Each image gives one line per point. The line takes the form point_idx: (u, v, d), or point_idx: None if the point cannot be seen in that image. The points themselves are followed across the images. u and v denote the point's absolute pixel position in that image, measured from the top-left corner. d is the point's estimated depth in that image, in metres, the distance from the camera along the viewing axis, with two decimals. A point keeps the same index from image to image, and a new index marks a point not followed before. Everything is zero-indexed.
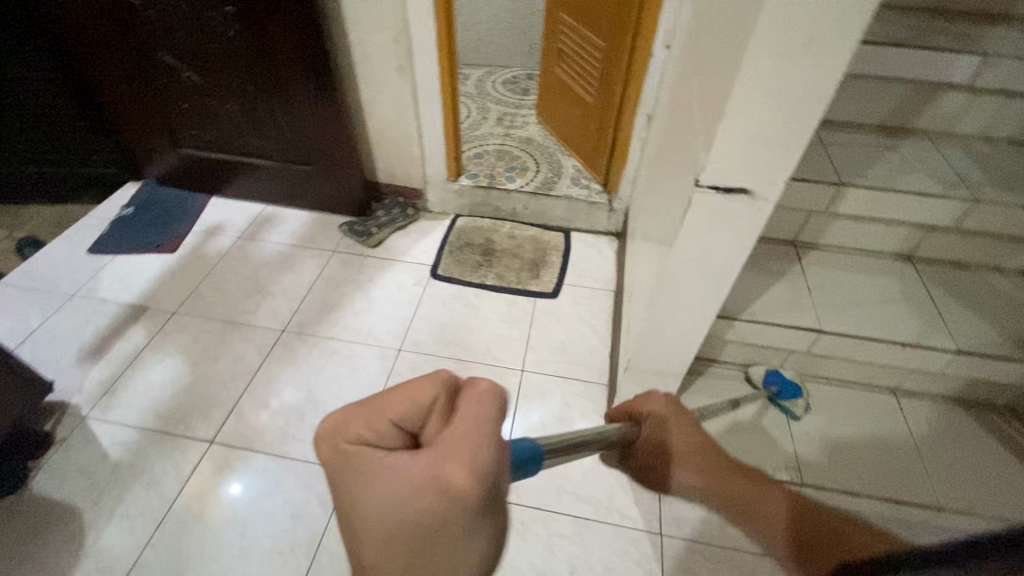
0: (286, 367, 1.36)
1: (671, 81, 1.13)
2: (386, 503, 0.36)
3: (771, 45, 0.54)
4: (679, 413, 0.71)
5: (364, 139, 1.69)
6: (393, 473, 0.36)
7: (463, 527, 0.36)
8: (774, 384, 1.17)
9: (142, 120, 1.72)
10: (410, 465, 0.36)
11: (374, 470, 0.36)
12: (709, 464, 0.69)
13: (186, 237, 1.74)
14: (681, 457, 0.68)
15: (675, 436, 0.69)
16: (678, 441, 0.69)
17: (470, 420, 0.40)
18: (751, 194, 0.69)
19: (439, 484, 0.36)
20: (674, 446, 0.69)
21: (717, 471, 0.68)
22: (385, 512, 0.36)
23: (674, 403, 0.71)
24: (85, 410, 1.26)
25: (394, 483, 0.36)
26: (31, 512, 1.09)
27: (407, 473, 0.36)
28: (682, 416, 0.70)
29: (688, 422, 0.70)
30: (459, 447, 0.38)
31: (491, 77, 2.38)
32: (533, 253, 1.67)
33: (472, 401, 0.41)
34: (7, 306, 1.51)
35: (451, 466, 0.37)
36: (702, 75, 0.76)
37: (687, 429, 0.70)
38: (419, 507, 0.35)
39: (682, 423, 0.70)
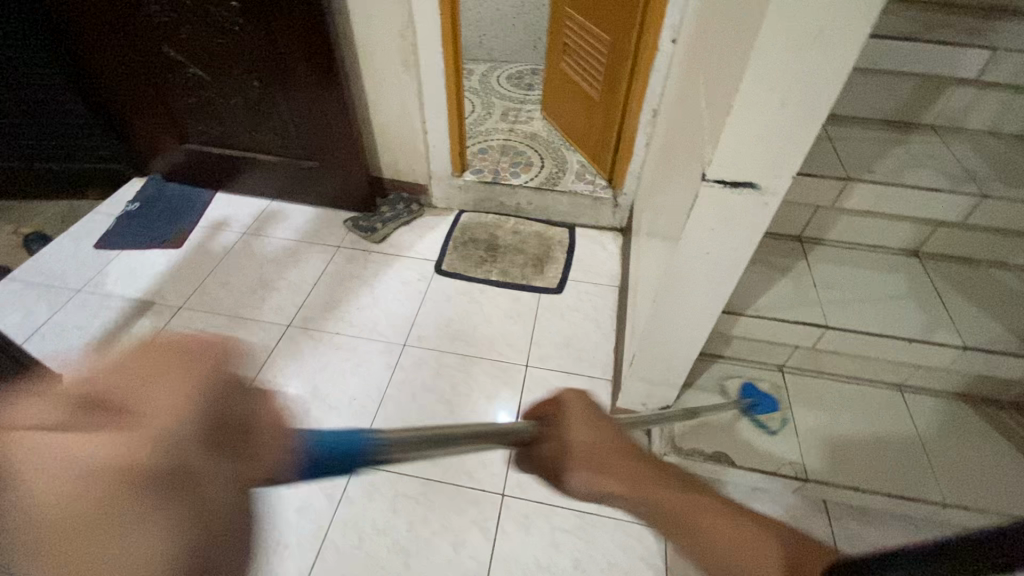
0: (291, 361, 1.36)
1: (677, 75, 1.13)
2: (66, 489, 0.32)
3: (780, 38, 0.54)
4: (590, 410, 0.52)
5: (369, 134, 1.69)
6: (75, 450, 0.33)
7: (148, 509, 0.33)
8: (750, 397, 1.14)
9: (147, 116, 1.72)
10: (109, 438, 0.34)
11: (21, 454, 0.33)
12: (625, 467, 0.48)
13: (191, 232, 1.75)
14: (587, 459, 0.49)
15: (581, 435, 0.50)
16: (585, 441, 0.50)
17: (161, 388, 0.37)
18: (758, 189, 0.68)
19: (102, 459, 0.33)
20: (578, 447, 0.50)
21: (639, 477, 0.48)
22: (53, 492, 0.33)
23: (587, 398, 0.53)
24: None
25: (73, 465, 0.33)
26: None
27: (93, 449, 0.33)
28: (595, 414, 0.52)
29: (601, 420, 0.52)
30: (165, 409, 0.36)
31: (496, 72, 2.38)
32: (538, 248, 1.66)
33: (176, 369, 0.38)
34: (14, 300, 1.52)
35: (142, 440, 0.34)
36: (709, 69, 0.75)
37: (598, 427, 0.51)
38: (85, 495, 0.32)
39: (592, 420, 0.52)
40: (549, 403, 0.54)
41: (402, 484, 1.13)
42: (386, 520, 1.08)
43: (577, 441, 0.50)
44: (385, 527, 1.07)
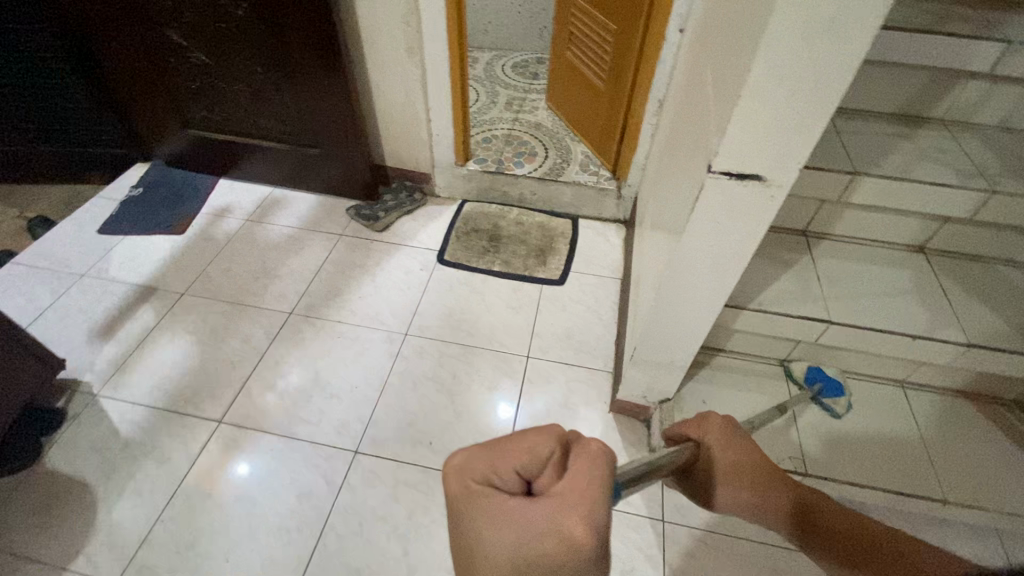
0: (293, 349, 1.37)
1: (684, 67, 1.11)
2: (529, 557, 0.39)
3: (791, 27, 0.53)
4: (733, 429, 0.69)
5: (373, 122, 1.68)
6: (538, 524, 0.40)
7: None
8: (817, 380, 1.15)
9: (149, 100, 1.71)
10: (560, 514, 0.41)
11: (502, 512, 0.41)
12: (765, 482, 0.66)
13: (195, 219, 1.75)
14: (733, 475, 0.66)
15: (723, 453, 0.67)
16: (722, 459, 0.67)
17: (585, 472, 0.44)
18: (764, 180, 0.67)
19: (563, 535, 0.39)
20: (727, 465, 0.66)
21: (771, 488, 0.66)
22: (524, 563, 0.39)
23: (729, 420, 0.70)
24: (96, 386, 1.28)
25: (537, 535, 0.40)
26: (45, 485, 1.12)
27: (548, 524, 0.40)
28: (739, 436, 0.69)
29: (744, 440, 0.69)
30: (581, 513, 0.41)
31: (501, 60, 2.35)
32: (540, 239, 1.66)
33: (589, 458, 0.45)
34: (18, 284, 1.53)
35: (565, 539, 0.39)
36: (718, 59, 0.74)
37: (742, 448, 0.68)
38: (554, 556, 0.39)
39: (741, 445, 0.68)
40: (702, 427, 0.71)
41: (404, 472, 1.14)
42: (387, 507, 1.09)
43: (721, 461, 0.67)
44: (386, 514, 1.08)
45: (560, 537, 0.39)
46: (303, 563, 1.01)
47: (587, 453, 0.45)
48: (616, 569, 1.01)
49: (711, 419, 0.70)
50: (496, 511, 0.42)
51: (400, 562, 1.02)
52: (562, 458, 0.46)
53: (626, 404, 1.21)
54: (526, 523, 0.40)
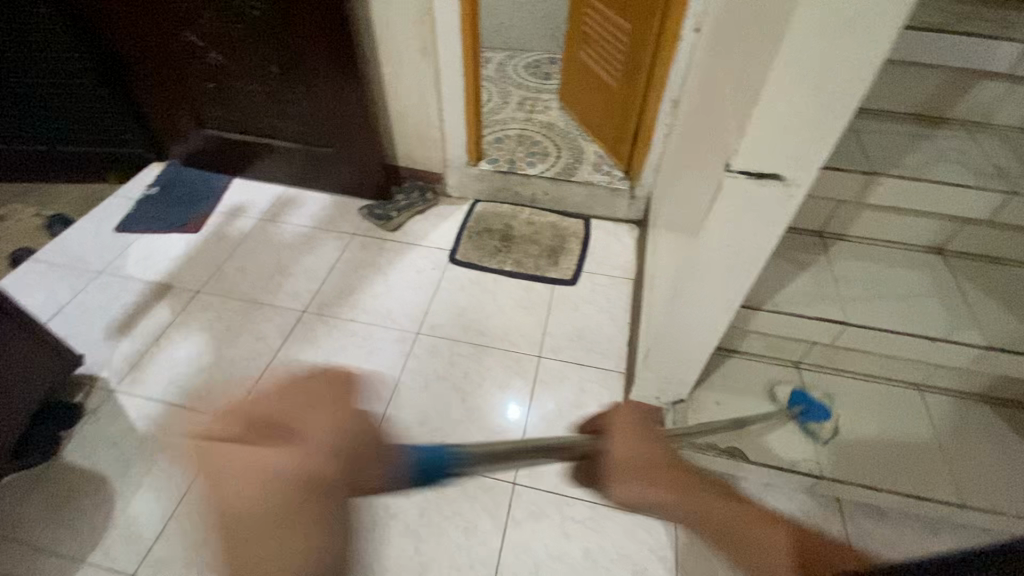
0: (306, 347, 1.38)
1: (700, 66, 1.11)
2: (269, 478, 0.49)
3: (814, 24, 0.52)
4: (641, 421, 0.63)
5: (386, 122, 1.68)
6: (247, 455, 0.50)
7: (318, 525, 0.50)
8: (799, 404, 1.11)
9: (166, 100, 1.73)
10: (277, 451, 0.51)
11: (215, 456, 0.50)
12: (669, 477, 0.58)
13: (209, 217, 1.77)
14: (636, 469, 0.58)
15: (627, 444, 0.60)
16: (625, 451, 0.60)
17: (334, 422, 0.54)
18: (783, 180, 0.67)
19: (290, 477, 0.50)
20: (628, 458, 0.59)
21: (683, 489, 0.57)
22: (235, 500, 0.49)
23: (641, 411, 0.64)
24: (113, 382, 1.30)
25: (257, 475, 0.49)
26: (62, 478, 1.13)
27: (267, 463, 0.50)
28: (647, 429, 0.63)
29: (653, 434, 0.63)
30: (307, 447, 0.51)
31: (513, 61, 2.36)
32: (552, 239, 1.66)
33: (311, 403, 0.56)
34: (38, 280, 1.55)
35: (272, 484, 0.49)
36: (736, 58, 0.74)
37: (648, 440, 0.61)
38: (253, 487, 0.49)
39: (648, 437, 0.62)
40: (608, 419, 0.65)
41: None
42: (398, 504, 1.09)
43: (620, 451, 0.60)
44: (398, 511, 1.08)
45: (308, 473, 0.50)
46: None
47: (329, 402, 0.56)
48: (629, 569, 1.00)
49: (618, 410, 0.65)
50: (231, 468, 0.50)
51: (412, 560, 1.02)
52: (307, 405, 0.57)
53: (639, 405, 1.21)
54: (267, 468, 0.50)
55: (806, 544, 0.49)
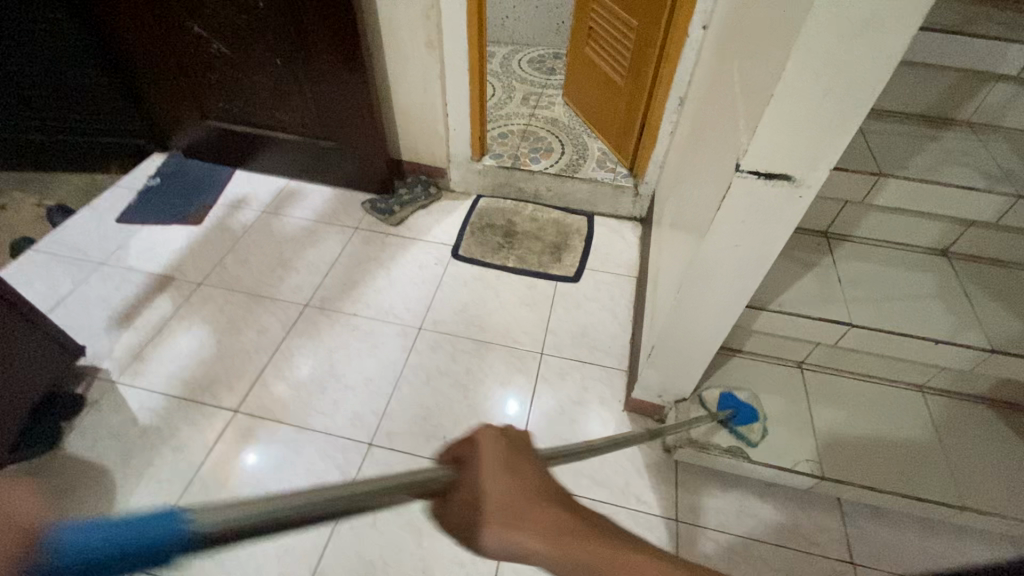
0: (308, 340, 1.38)
1: (708, 64, 1.10)
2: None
3: (828, 25, 0.52)
4: (512, 443, 0.45)
5: (390, 115, 1.68)
6: None
7: None
8: (728, 407, 1.13)
9: (169, 91, 1.72)
10: None
11: None
12: (551, 519, 0.41)
13: (211, 209, 1.76)
14: (507, 511, 0.40)
15: (492, 481, 0.41)
16: (490, 490, 0.41)
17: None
18: (794, 181, 0.67)
19: None
20: (498, 499, 0.41)
21: (571, 535, 0.40)
22: None
23: (509, 432, 0.45)
24: (115, 373, 1.30)
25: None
26: (63, 470, 1.13)
27: None
28: (522, 455, 0.44)
29: (527, 459, 0.44)
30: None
31: (517, 56, 2.35)
32: (556, 236, 1.65)
33: None
34: (39, 271, 1.55)
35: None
36: (748, 56, 0.74)
37: (519, 471, 0.43)
38: None
39: (522, 467, 0.43)
40: (469, 445, 0.43)
41: (417, 466, 1.15)
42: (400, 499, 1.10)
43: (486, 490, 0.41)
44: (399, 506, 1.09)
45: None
46: (317, 552, 1.02)
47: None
48: None
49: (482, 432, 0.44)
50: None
51: (413, 555, 1.02)
52: None
53: (641, 403, 1.21)
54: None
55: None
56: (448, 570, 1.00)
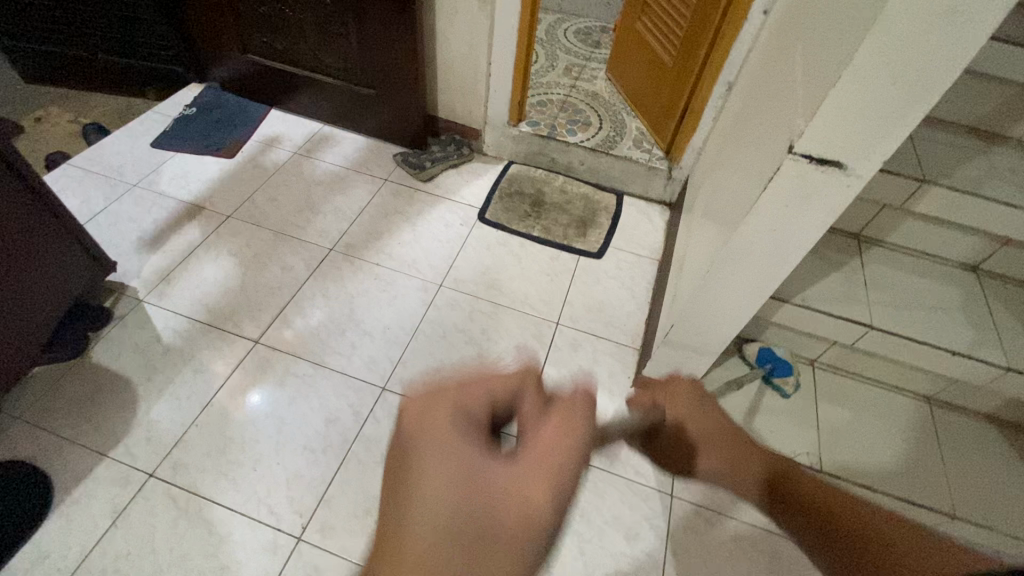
0: (331, 284, 1.40)
1: (766, 50, 1.09)
2: (434, 496, 0.38)
3: (905, 16, 0.52)
4: (697, 394, 0.73)
5: (432, 70, 1.67)
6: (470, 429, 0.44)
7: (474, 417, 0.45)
8: (767, 362, 1.20)
9: (214, 20, 1.71)
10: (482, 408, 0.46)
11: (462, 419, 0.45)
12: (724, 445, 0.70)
13: (245, 144, 1.77)
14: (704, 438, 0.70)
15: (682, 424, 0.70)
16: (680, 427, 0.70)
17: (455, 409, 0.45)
18: (845, 168, 0.67)
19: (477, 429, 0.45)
20: (695, 426, 0.70)
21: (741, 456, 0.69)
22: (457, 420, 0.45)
23: (696, 387, 0.75)
24: (142, 292, 1.34)
25: (430, 472, 0.39)
26: (87, 376, 1.18)
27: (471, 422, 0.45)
28: (708, 403, 0.73)
29: (711, 408, 0.73)
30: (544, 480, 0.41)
31: (564, 24, 2.30)
32: (583, 211, 1.66)
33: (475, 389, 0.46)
34: (75, 184, 1.57)
35: (448, 522, 0.37)
36: (818, 38, 0.72)
37: (706, 413, 0.72)
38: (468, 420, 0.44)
39: (707, 410, 0.72)
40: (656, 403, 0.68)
41: None
42: None
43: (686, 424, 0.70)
44: None
45: (506, 495, 0.39)
46: (323, 483, 1.07)
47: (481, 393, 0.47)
48: (622, 532, 1.05)
49: (675, 382, 0.75)
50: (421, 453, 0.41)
51: None
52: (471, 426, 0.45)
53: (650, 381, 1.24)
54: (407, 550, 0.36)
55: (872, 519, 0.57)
56: None
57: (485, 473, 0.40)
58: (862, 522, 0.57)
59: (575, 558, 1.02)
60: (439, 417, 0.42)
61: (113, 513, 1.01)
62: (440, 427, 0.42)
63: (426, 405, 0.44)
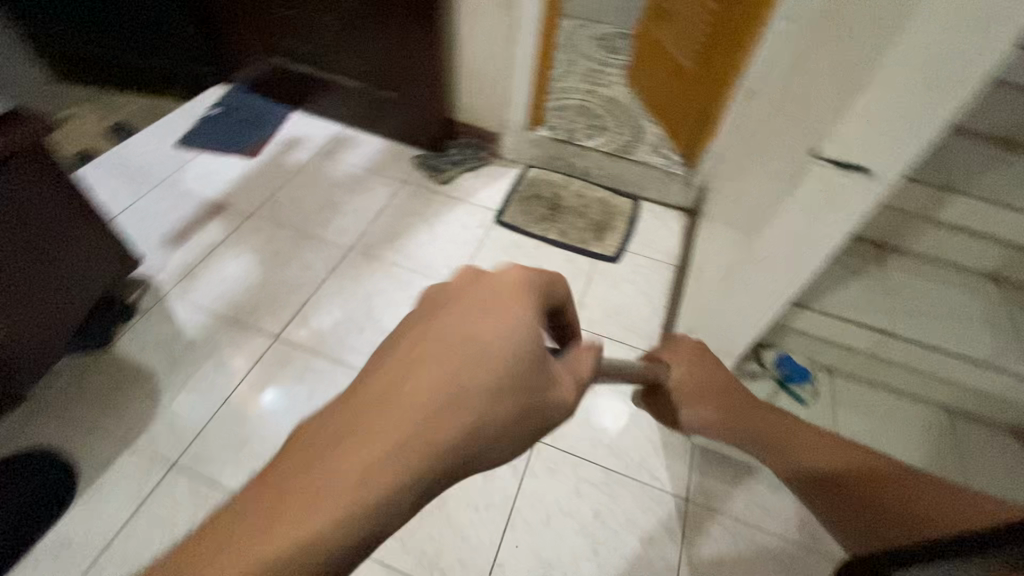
0: (350, 283, 1.42)
1: (789, 56, 1.09)
2: (460, 347, 0.34)
3: (935, 22, 0.52)
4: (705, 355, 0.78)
5: (453, 74, 1.69)
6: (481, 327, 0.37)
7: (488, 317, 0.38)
8: (785, 367, 1.21)
9: (241, 23, 1.75)
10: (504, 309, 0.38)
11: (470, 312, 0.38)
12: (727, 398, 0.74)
13: (267, 145, 1.80)
14: (699, 392, 0.74)
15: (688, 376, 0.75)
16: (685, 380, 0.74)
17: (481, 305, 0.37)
18: (870, 174, 0.67)
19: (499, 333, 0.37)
20: (693, 382, 0.74)
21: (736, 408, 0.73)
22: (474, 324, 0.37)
23: (704, 347, 0.79)
24: (166, 287, 1.37)
25: (465, 328, 0.35)
26: (112, 367, 1.20)
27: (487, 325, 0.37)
28: (709, 360, 0.77)
29: (715, 366, 0.77)
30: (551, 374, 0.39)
31: (583, 31, 2.32)
32: (600, 215, 1.66)
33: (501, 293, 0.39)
34: (103, 181, 1.61)
35: (464, 378, 0.33)
36: (845, 44, 0.72)
37: (705, 369, 0.76)
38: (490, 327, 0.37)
39: (705, 365, 0.76)
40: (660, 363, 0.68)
41: None
42: None
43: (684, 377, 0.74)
44: None
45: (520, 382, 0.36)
46: None
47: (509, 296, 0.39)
48: (637, 535, 1.05)
49: (682, 341, 0.80)
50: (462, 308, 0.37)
51: None
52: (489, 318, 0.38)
53: None
54: (407, 387, 0.32)
55: (891, 469, 0.55)
56: (465, 515, 1.06)
57: (520, 353, 0.35)
58: (846, 459, 0.60)
59: (589, 559, 1.02)
60: (498, 285, 0.38)
61: (135, 502, 1.02)
62: (493, 295, 0.37)
63: (488, 274, 0.38)
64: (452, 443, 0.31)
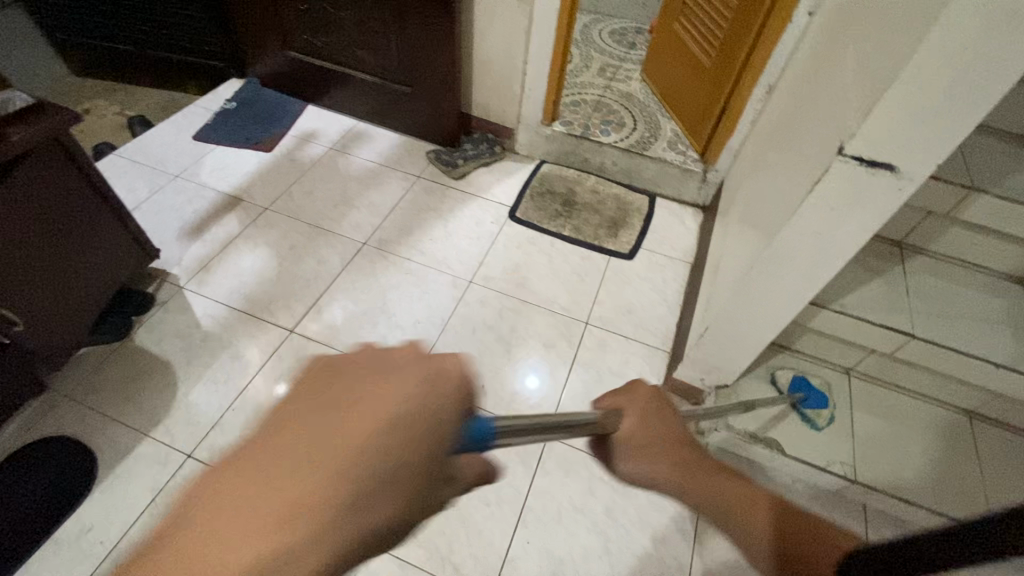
0: (364, 277, 1.43)
1: (812, 52, 1.07)
2: (321, 447, 0.29)
3: (969, 19, 0.51)
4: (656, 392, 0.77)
5: (469, 69, 1.69)
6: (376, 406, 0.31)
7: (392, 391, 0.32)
8: (799, 391, 1.17)
9: (258, 18, 1.76)
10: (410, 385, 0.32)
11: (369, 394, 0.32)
12: (688, 459, 0.51)
13: (283, 139, 1.81)
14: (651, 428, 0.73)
15: (640, 423, 0.52)
16: (636, 428, 0.52)
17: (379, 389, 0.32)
18: (896, 171, 0.66)
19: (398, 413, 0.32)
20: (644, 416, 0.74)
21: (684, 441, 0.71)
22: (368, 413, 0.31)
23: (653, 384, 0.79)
24: (182, 279, 1.38)
25: (341, 420, 0.30)
26: (130, 358, 1.22)
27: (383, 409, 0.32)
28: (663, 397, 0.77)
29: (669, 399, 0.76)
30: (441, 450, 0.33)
31: (599, 26, 2.30)
32: (615, 212, 1.65)
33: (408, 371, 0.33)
34: (121, 173, 1.63)
35: (337, 479, 0.28)
36: (871, 40, 0.71)
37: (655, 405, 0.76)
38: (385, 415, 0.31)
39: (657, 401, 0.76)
40: (624, 394, 0.55)
41: None
42: None
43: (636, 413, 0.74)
44: None
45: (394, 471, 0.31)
46: None
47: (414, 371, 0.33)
48: (649, 534, 1.04)
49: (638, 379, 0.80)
50: (345, 392, 0.32)
51: None
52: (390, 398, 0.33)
53: (681, 384, 1.23)
54: (272, 488, 0.28)
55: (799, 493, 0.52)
56: (476, 510, 1.06)
57: (401, 450, 0.31)
58: None
59: (601, 557, 1.01)
60: (405, 364, 0.33)
61: (152, 491, 1.04)
62: (391, 380, 0.32)
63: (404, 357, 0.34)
64: (323, 558, 0.27)
